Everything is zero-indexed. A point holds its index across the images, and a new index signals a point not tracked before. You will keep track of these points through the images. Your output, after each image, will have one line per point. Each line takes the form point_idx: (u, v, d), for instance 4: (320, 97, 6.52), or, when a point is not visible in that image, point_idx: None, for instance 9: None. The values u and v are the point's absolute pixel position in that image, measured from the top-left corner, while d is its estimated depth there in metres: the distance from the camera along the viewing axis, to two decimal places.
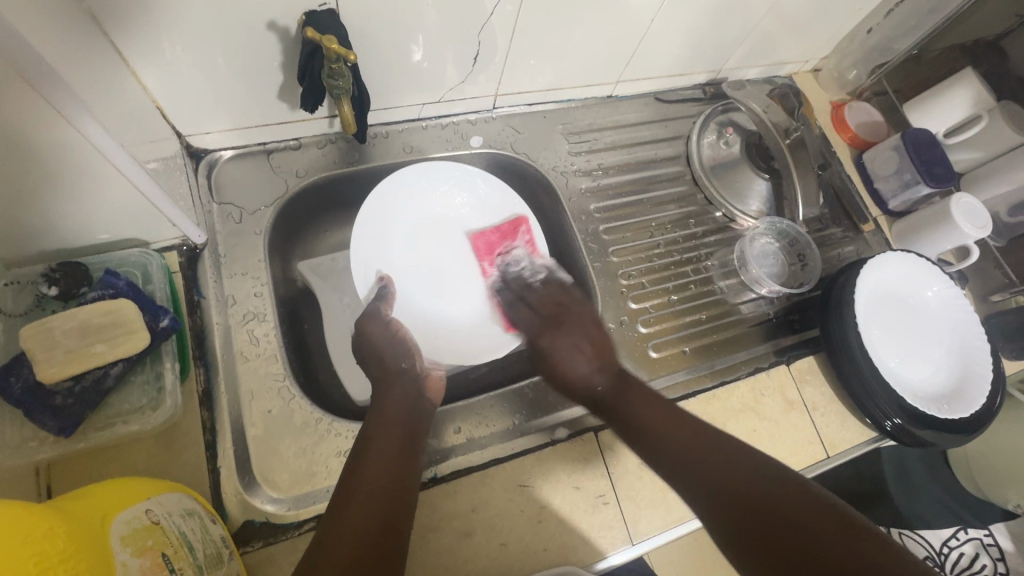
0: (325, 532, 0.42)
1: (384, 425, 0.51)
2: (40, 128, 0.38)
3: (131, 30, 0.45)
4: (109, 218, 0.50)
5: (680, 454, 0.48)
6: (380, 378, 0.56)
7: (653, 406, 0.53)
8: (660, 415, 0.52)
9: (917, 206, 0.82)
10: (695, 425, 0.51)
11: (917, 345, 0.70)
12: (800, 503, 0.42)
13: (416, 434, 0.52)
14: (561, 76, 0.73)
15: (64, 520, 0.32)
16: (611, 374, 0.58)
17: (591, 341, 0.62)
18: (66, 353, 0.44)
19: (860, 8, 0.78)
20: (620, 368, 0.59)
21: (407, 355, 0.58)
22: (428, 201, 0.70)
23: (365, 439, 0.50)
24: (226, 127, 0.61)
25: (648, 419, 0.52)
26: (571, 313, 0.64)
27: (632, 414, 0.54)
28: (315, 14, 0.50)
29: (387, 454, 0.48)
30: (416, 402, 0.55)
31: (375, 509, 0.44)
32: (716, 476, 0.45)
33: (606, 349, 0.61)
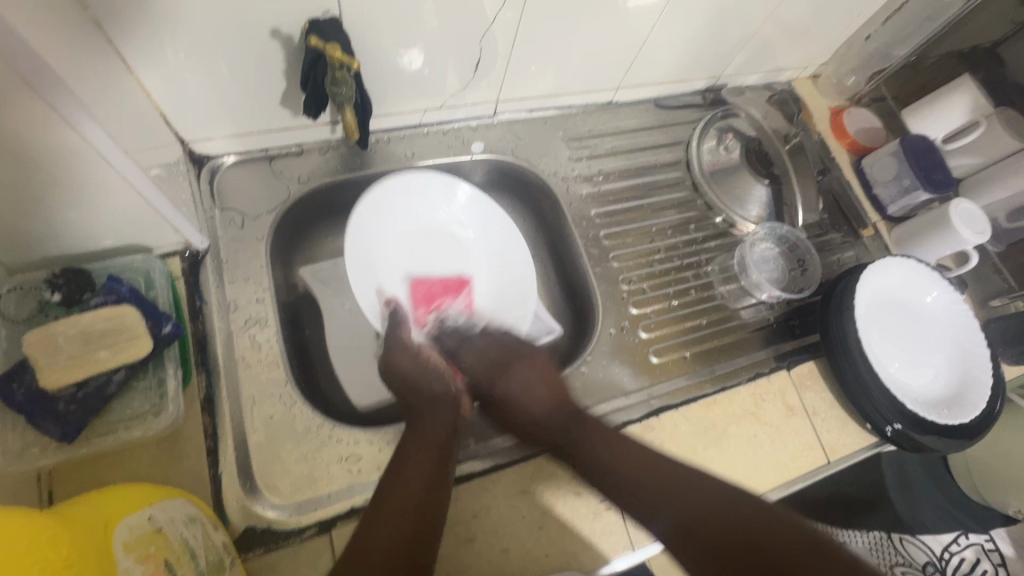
0: (362, 542, 0.44)
1: (417, 442, 0.53)
2: (44, 133, 0.38)
3: (135, 38, 0.46)
4: (112, 224, 0.50)
5: (659, 484, 0.50)
6: (422, 403, 0.58)
7: (604, 436, 0.56)
8: (631, 445, 0.54)
9: (916, 211, 0.82)
10: (665, 459, 0.53)
11: (917, 351, 0.70)
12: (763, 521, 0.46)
13: (451, 449, 0.54)
14: (561, 82, 0.73)
15: (68, 528, 0.32)
16: (555, 414, 0.59)
17: (546, 382, 0.62)
18: (69, 360, 0.45)
19: (858, 15, 0.79)
20: (569, 409, 0.59)
21: (441, 380, 0.61)
22: (432, 213, 0.70)
23: (398, 457, 0.51)
24: (229, 134, 0.61)
25: (615, 451, 0.54)
26: (518, 359, 0.64)
27: (584, 447, 0.55)
28: (318, 22, 0.51)
29: (418, 469, 0.50)
30: (452, 421, 0.57)
31: (409, 519, 0.46)
32: (688, 507, 0.48)
33: (559, 390, 0.61)
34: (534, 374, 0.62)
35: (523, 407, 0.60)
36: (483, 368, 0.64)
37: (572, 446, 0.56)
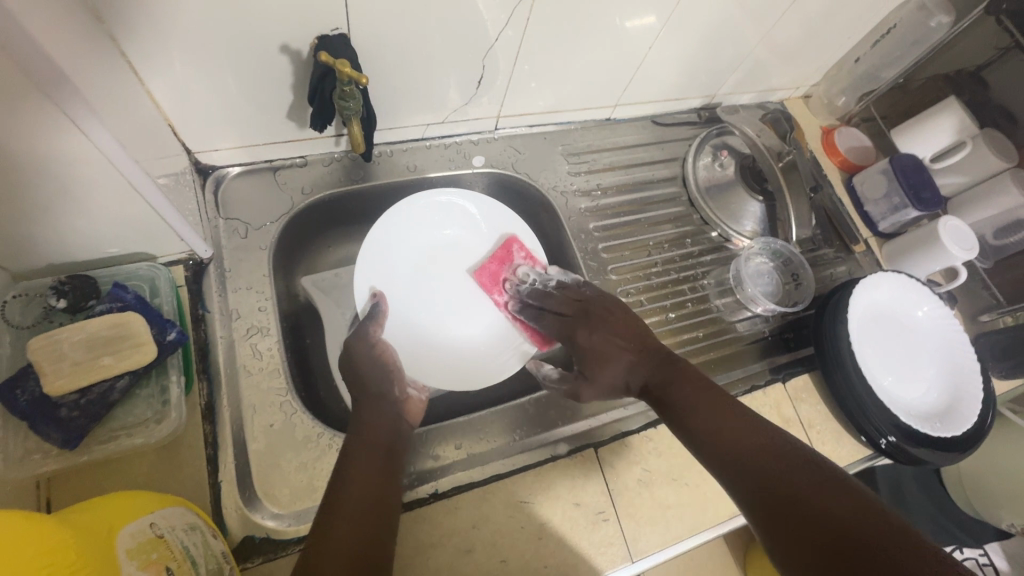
0: (321, 533, 0.43)
1: (365, 444, 0.51)
2: (55, 139, 0.39)
3: (146, 47, 0.47)
4: (118, 231, 0.50)
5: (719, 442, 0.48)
6: (364, 395, 0.56)
7: (705, 392, 0.54)
8: (710, 403, 0.52)
9: (906, 228, 0.84)
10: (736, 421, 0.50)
11: (909, 364, 0.72)
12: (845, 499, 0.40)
13: (396, 451, 0.53)
14: (562, 99, 0.75)
15: (74, 534, 0.32)
16: (648, 369, 0.59)
17: (631, 343, 0.62)
18: (73, 366, 0.45)
19: (847, 39, 0.82)
20: (659, 361, 0.59)
21: (395, 381, 0.59)
22: (429, 230, 0.71)
23: (346, 460, 0.50)
24: (236, 145, 0.62)
25: (699, 420, 0.51)
26: (595, 313, 0.66)
27: (659, 388, 0.57)
28: (328, 38, 0.52)
29: (367, 472, 0.49)
30: (397, 425, 0.55)
31: (362, 519, 0.45)
32: (737, 452, 0.47)
33: (647, 341, 0.62)
34: (626, 328, 0.64)
35: (612, 370, 0.62)
36: (564, 320, 0.67)
37: (662, 399, 0.56)
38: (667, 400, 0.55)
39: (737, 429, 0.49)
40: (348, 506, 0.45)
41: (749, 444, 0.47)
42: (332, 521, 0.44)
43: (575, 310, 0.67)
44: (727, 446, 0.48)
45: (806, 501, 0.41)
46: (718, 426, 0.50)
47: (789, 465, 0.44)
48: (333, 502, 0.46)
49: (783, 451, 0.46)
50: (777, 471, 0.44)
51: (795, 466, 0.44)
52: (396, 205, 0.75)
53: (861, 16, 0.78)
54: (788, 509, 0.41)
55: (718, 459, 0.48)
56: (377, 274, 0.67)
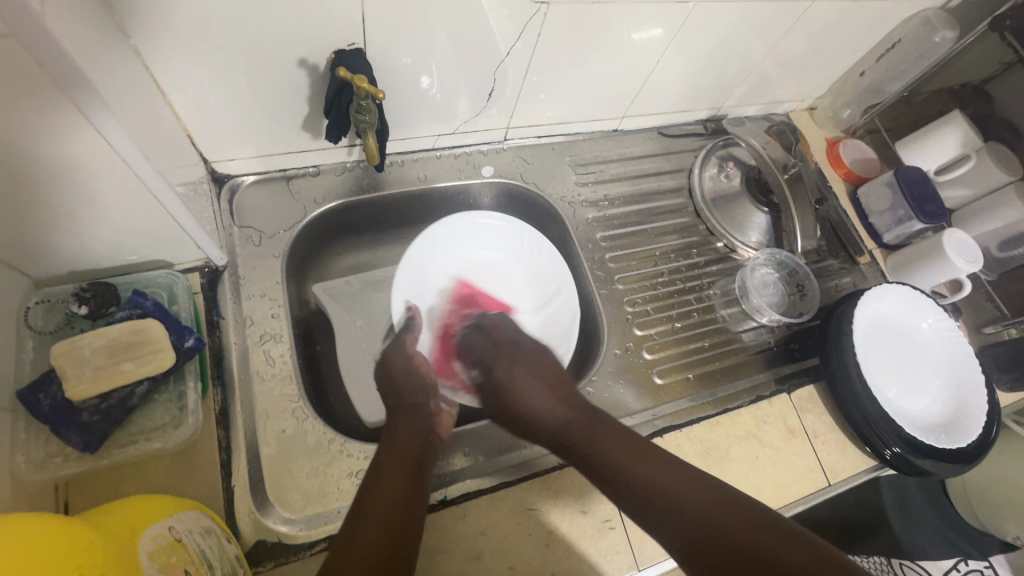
0: (349, 534, 0.46)
1: (394, 451, 0.53)
2: (84, 150, 0.40)
3: (168, 59, 0.48)
4: (139, 239, 0.51)
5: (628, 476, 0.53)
6: (399, 407, 0.60)
7: (625, 442, 0.56)
8: (633, 450, 0.55)
9: (911, 239, 0.84)
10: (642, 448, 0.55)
11: (914, 376, 0.72)
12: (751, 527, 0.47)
13: (426, 456, 0.55)
14: (570, 111, 0.76)
15: (101, 535, 0.33)
16: (567, 418, 0.60)
17: (553, 380, 0.63)
18: (95, 370, 0.46)
19: (852, 52, 0.83)
20: (584, 410, 0.60)
21: (429, 395, 0.62)
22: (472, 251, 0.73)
23: (376, 464, 0.52)
24: (251, 155, 0.64)
25: (631, 469, 0.53)
26: (521, 351, 0.66)
27: (580, 439, 0.58)
28: (344, 53, 0.54)
29: (396, 476, 0.51)
30: (428, 435, 0.57)
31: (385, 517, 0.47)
32: (646, 487, 0.52)
33: (566, 386, 0.63)
34: (551, 376, 0.64)
35: (536, 404, 0.62)
36: (495, 351, 0.67)
37: (583, 451, 0.57)
38: (586, 449, 0.57)
39: (665, 471, 0.53)
40: (376, 507, 0.48)
41: (680, 486, 0.51)
42: (362, 520, 0.47)
43: (499, 342, 0.67)
44: (661, 496, 0.51)
45: (736, 536, 0.46)
46: (653, 475, 0.52)
47: (711, 502, 0.49)
48: (363, 504, 0.48)
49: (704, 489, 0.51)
50: (701, 512, 0.49)
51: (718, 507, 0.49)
52: (407, 214, 0.77)
53: (866, 31, 0.79)
54: (712, 545, 0.46)
55: (652, 511, 0.51)
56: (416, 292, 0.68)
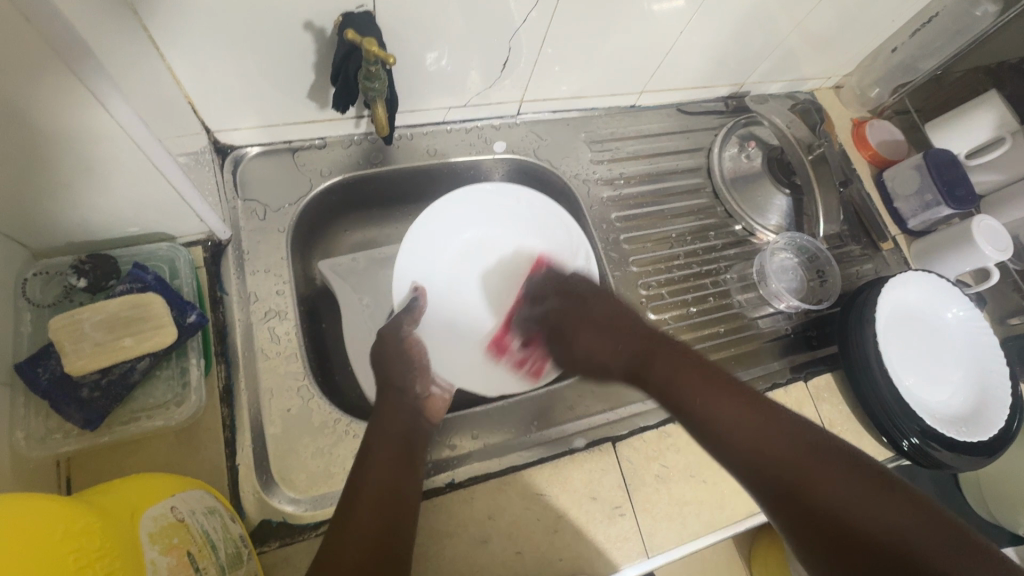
0: (340, 530, 0.45)
1: (383, 432, 0.52)
2: (81, 117, 0.38)
3: (169, 24, 0.46)
4: (138, 212, 0.50)
5: (716, 411, 0.49)
6: (389, 392, 0.56)
7: (716, 382, 0.51)
8: (739, 404, 0.48)
9: (937, 225, 0.81)
10: (723, 380, 0.51)
11: (935, 367, 0.70)
12: (854, 489, 0.41)
13: (415, 442, 0.53)
14: (587, 85, 0.73)
15: (100, 517, 0.32)
16: (638, 355, 0.58)
17: (611, 325, 0.61)
18: (94, 346, 0.45)
19: (885, 27, 0.79)
20: (650, 334, 0.59)
21: (418, 379, 0.59)
22: (471, 226, 0.71)
23: (366, 451, 0.50)
24: (255, 125, 0.61)
25: (734, 432, 0.47)
26: (587, 293, 0.64)
27: (664, 377, 0.54)
28: (353, 16, 0.51)
29: (384, 463, 0.49)
30: (416, 421, 0.55)
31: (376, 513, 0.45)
32: (729, 433, 0.47)
33: (625, 330, 0.60)
34: (615, 331, 0.61)
35: (590, 345, 0.61)
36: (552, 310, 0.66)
37: (671, 391, 0.53)
38: (674, 392, 0.52)
39: (775, 428, 0.46)
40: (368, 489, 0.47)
41: (808, 456, 0.43)
42: (358, 499, 0.47)
43: (558, 300, 0.65)
44: (768, 460, 0.44)
45: (854, 519, 0.40)
46: (744, 423, 0.47)
47: (827, 470, 0.42)
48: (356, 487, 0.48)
49: (821, 450, 0.44)
50: (820, 487, 0.42)
51: (872, 502, 0.40)
52: (416, 189, 0.74)
53: (902, 4, 0.74)
54: (819, 517, 0.41)
55: (765, 482, 0.44)
56: (416, 271, 0.66)
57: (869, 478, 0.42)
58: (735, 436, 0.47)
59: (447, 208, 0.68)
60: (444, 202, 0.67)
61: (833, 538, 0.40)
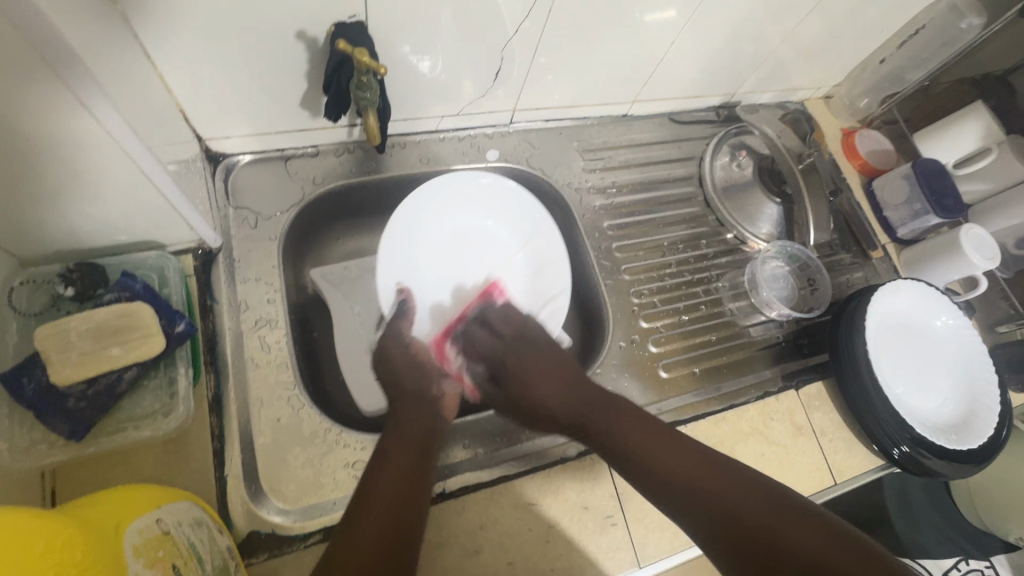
0: (350, 528, 0.44)
1: (400, 435, 0.52)
2: (69, 125, 0.38)
3: (159, 32, 0.46)
4: (127, 220, 0.49)
5: (648, 462, 0.51)
6: (404, 397, 0.57)
7: (651, 429, 0.54)
8: (671, 446, 0.52)
9: (926, 234, 0.82)
10: (655, 425, 0.55)
11: (926, 375, 0.70)
12: (799, 527, 0.44)
13: (431, 444, 0.53)
14: (578, 94, 0.74)
15: (83, 530, 0.31)
16: (580, 403, 0.59)
17: (565, 376, 0.61)
18: (81, 356, 0.45)
19: (872, 39, 0.80)
20: (589, 386, 0.60)
21: (430, 382, 0.60)
22: (453, 218, 0.70)
23: (382, 451, 0.51)
24: (246, 133, 0.61)
25: (669, 468, 0.51)
26: (534, 338, 0.64)
27: (606, 427, 0.56)
28: (345, 26, 0.51)
29: (400, 463, 0.49)
30: (434, 420, 0.56)
31: (389, 511, 0.45)
32: (666, 475, 0.50)
33: (570, 373, 0.61)
34: (559, 372, 0.62)
35: (544, 394, 0.61)
36: (501, 347, 0.65)
37: (607, 440, 0.55)
38: (617, 442, 0.54)
39: (696, 465, 0.50)
40: (378, 491, 0.46)
41: (727, 486, 0.48)
42: (370, 500, 0.46)
43: (505, 335, 0.66)
44: (713, 503, 0.47)
45: (792, 546, 0.43)
46: (673, 461, 0.51)
47: (781, 518, 0.45)
48: (366, 488, 0.47)
49: (763, 497, 0.47)
50: (785, 536, 0.44)
51: (801, 533, 0.44)
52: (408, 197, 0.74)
53: (889, 15, 0.75)
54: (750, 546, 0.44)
55: (698, 516, 0.47)
56: (402, 272, 0.66)
57: (791, 512, 0.45)
58: (675, 473, 0.50)
59: (429, 195, 0.66)
60: (416, 194, 0.65)
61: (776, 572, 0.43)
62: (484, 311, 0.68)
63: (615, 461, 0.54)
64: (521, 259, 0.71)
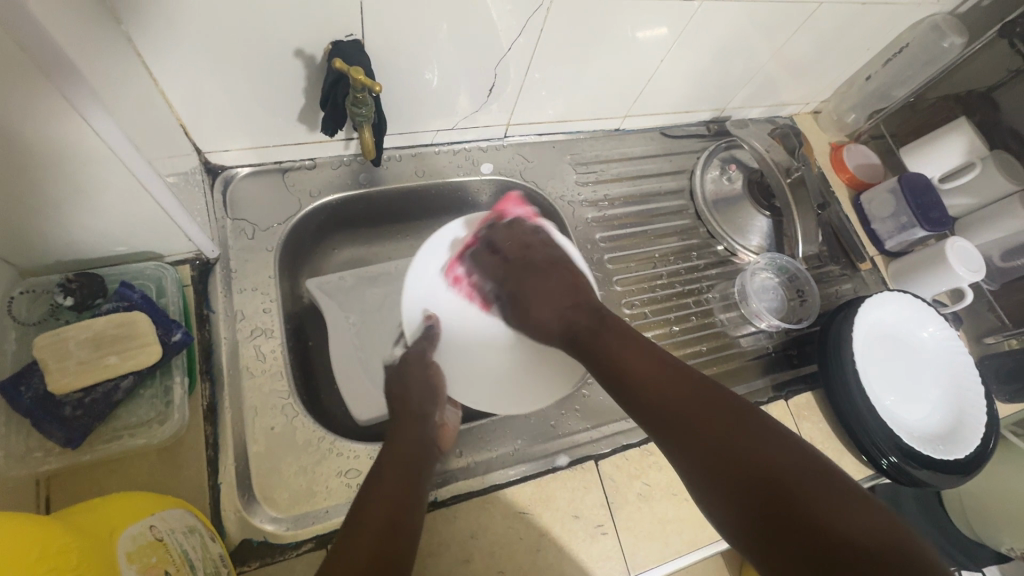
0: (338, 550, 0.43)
1: (393, 459, 0.51)
2: (73, 140, 0.39)
3: (160, 49, 0.47)
4: (125, 231, 0.50)
5: (625, 373, 0.52)
6: (404, 416, 0.57)
7: (639, 348, 0.54)
8: (650, 362, 0.52)
9: (913, 247, 0.84)
10: (647, 346, 0.54)
11: (913, 386, 0.71)
12: (760, 443, 0.42)
13: (423, 470, 0.52)
14: (571, 109, 0.75)
15: (77, 535, 0.32)
16: (574, 319, 0.60)
17: (567, 296, 0.62)
18: (79, 364, 0.45)
19: (857, 56, 0.82)
20: (589, 305, 0.60)
21: (437, 406, 0.59)
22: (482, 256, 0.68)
23: (374, 476, 0.50)
24: (245, 146, 0.63)
25: (644, 383, 0.50)
26: (547, 264, 0.65)
27: (590, 342, 0.57)
28: (342, 44, 0.53)
29: (391, 488, 0.48)
30: (428, 446, 0.55)
31: (377, 537, 0.44)
32: (641, 386, 0.50)
33: (572, 292, 0.62)
34: (565, 293, 0.63)
35: (544, 312, 0.62)
36: (507, 268, 0.66)
37: (597, 351, 0.55)
38: (600, 354, 0.55)
39: (672, 379, 0.49)
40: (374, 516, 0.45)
41: (699, 405, 0.46)
42: (363, 517, 0.45)
43: (513, 261, 0.66)
44: (676, 414, 0.46)
45: (752, 460, 0.41)
46: (648, 373, 0.51)
47: (738, 431, 0.43)
48: (360, 510, 0.46)
49: (732, 415, 0.44)
50: (733, 443, 0.42)
51: (760, 446, 0.42)
52: (404, 209, 0.75)
53: (873, 34, 0.77)
54: (719, 460, 0.42)
55: (666, 428, 0.47)
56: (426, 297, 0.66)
57: (761, 432, 0.43)
58: (654, 386, 0.49)
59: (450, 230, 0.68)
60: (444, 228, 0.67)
61: (739, 489, 0.40)
62: (493, 235, 0.68)
63: (596, 369, 0.55)
64: (511, 201, 0.70)
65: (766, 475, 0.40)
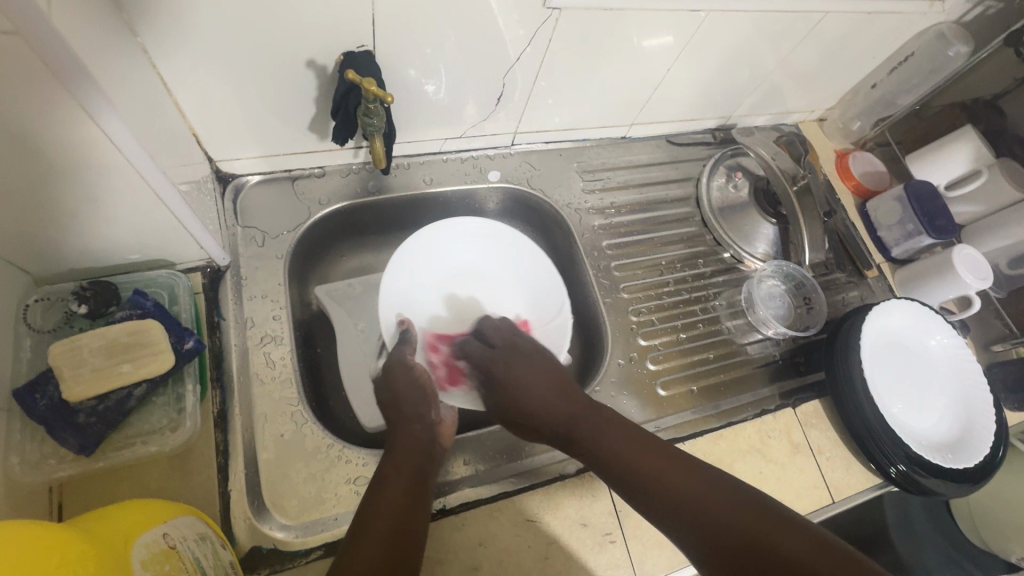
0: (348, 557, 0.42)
1: (397, 466, 0.50)
2: (91, 152, 0.40)
3: (175, 60, 0.48)
4: (139, 239, 0.51)
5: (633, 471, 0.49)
6: (400, 418, 0.55)
7: (639, 442, 0.51)
8: (656, 456, 0.50)
9: (920, 254, 0.84)
10: (644, 439, 0.52)
11: (921, 395, 0.71)
12: (786, 539, 0.41)
13: (427, 476, 0.52)
14: (578, 118, 0.76)
15: (93, 543, 0.32)
16: (565, 415, 0.55)
17: (556, 382, 0.58)
18: (93, 372, 0.46)
19: (863, 65, 0.82)
20: (583, 398, 0.56)
21: (430, 404, 0.58)
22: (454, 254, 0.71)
23: (378, 482, 0.49)
24: (256, 154, 0.63)
25: (653, 481, 0.48)
26: (525, 350, 0.61)
27: (589, 440, 0.53)
28: (353, 55, 0.53)
29: (397, 495, 0.47)
30: (430, 450, 0.54)
31: (386, 548, 0.43)
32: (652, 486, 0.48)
33: (562, 383, 0.58)
34: (551, 381, 0.58)
35: (529, 402, 0.56)
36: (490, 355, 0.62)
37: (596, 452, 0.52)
38: (598, 452, 0.52)
39: (682, 475, 0.47)
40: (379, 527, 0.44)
41: (717, 502, 0.44)
42: (364, 532, 0.44)
43: (496, 343, 0.63)
44: (694, 510, 0.45)
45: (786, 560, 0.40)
46: (652, 469, 0.49)
47: (761, 526, 0.42)
48: (364, 522, 0.45)
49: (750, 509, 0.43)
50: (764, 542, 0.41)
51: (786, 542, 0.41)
52: (411, 217, 0.76)
53: (879, 43, 0.78)
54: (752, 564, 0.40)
55: (687, 533, 0.44)
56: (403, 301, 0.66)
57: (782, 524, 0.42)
58: (665, 485, 0.47)
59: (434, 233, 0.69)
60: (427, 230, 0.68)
61: None
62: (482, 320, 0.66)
63: (599, 469, 0.52)
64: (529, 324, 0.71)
65: (797, 575, 0.39)
